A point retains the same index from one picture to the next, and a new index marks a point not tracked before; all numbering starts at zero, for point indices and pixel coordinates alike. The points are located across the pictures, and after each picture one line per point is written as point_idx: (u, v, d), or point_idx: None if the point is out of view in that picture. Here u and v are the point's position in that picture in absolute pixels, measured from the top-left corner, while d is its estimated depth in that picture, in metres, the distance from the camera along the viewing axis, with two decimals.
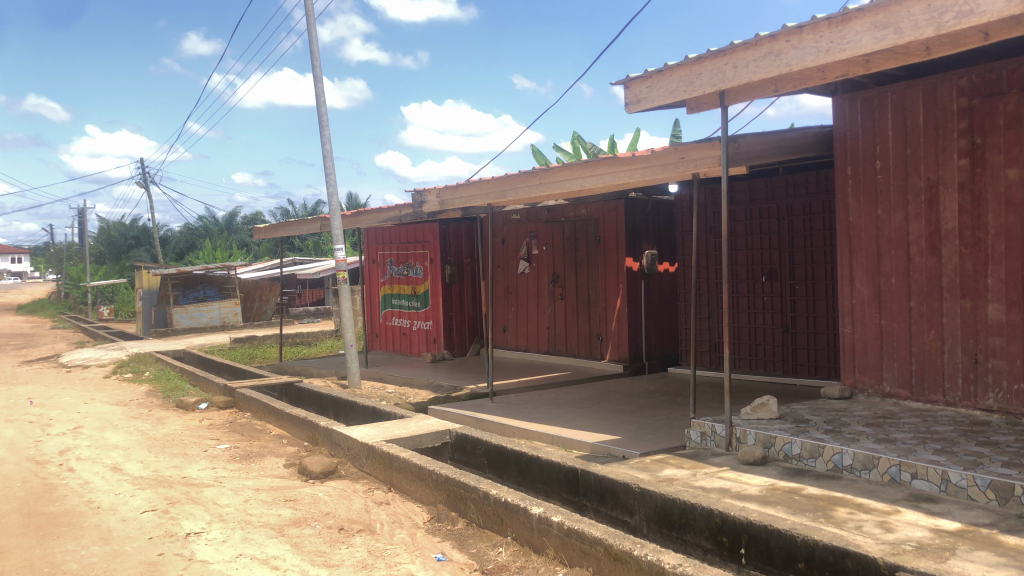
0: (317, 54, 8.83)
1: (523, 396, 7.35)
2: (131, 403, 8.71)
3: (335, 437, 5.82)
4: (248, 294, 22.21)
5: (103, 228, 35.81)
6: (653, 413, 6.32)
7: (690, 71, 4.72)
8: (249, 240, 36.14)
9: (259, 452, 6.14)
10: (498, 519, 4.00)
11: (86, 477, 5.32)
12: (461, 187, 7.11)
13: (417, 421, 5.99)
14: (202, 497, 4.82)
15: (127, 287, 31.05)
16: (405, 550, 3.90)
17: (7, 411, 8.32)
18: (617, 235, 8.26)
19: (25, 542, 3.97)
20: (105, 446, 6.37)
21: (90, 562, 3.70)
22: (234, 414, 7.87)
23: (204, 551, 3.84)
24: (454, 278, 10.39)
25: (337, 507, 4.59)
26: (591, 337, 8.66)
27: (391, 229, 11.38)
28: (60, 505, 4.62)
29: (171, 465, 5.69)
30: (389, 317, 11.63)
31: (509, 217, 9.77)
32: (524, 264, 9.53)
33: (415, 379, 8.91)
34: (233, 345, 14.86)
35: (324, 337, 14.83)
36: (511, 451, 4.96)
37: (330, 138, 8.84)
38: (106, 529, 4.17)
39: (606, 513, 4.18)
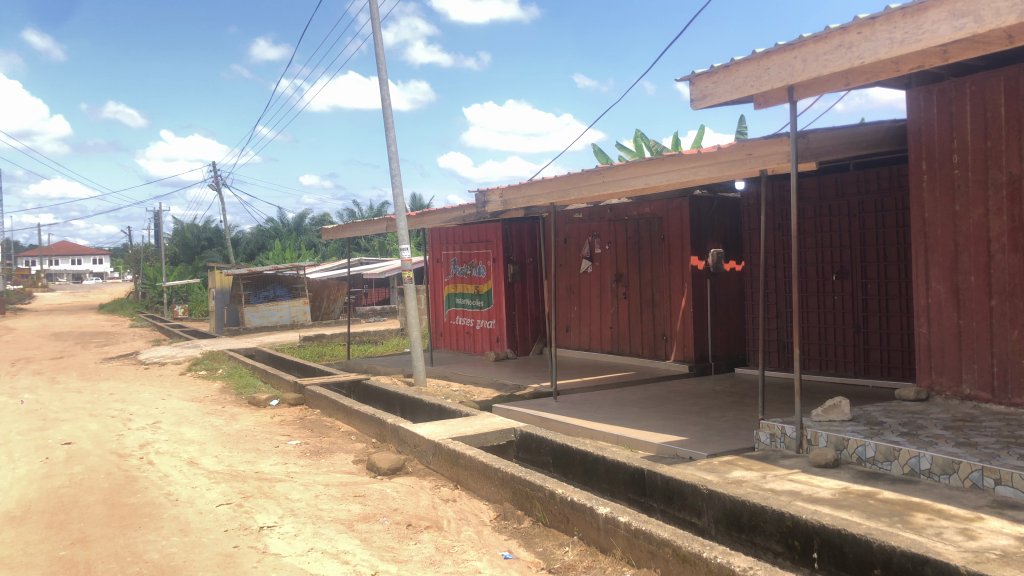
0: (382, 57, 8.97)
1: (587, 395, 7.32)
2: (206, 399, 8.97)
3: (402, 434, 5.89)
4: (316, 294, 22.67)
5: (178, 230, 36.99)
6: (720, 413, 6.23)
7: (757, 66, 4.63)
8: (317, 241, 36.85)
9: (329, 448, 6.26)
10: (564, 518, 3.99)
11: (165, 470, 5.51)
12: (524, 186, 7.12)
13: (481, 419, 6.02)
14: (273, 492, 4.93)
15: (201, 286, 32.03)
16: (472, 548, 3.92)
17: (90, 406, 8.66)
18: (682, 233, 8.17)
19: (109, 532, 4.13)
20: (181, 441, 6.57)
21: (170, 552, 3.82)
22: (304, 410, 8.03)
23: (277, 545, 3.93)
24: (517, 277, 10.41)
25: (405, 504, 4.65)
26: (655, 337, 8.58)
27: (454, 229, 11.47)
28: (142, 497, 4.79)
29: (244, 460, 5.84)
30: (454, 316, 11.72)
31: (572, 216, 9.77)
32: (586, 263, 9.50)
33: (479, 377, 8.96)
34: (302, 343, 15.19)
35: (389, 335, 15.05)
36: (577, 451, 4.94)
37: (395, 139, 8.96)
38: (185, 521, 4.31)
39: (673, 514, 4.14)
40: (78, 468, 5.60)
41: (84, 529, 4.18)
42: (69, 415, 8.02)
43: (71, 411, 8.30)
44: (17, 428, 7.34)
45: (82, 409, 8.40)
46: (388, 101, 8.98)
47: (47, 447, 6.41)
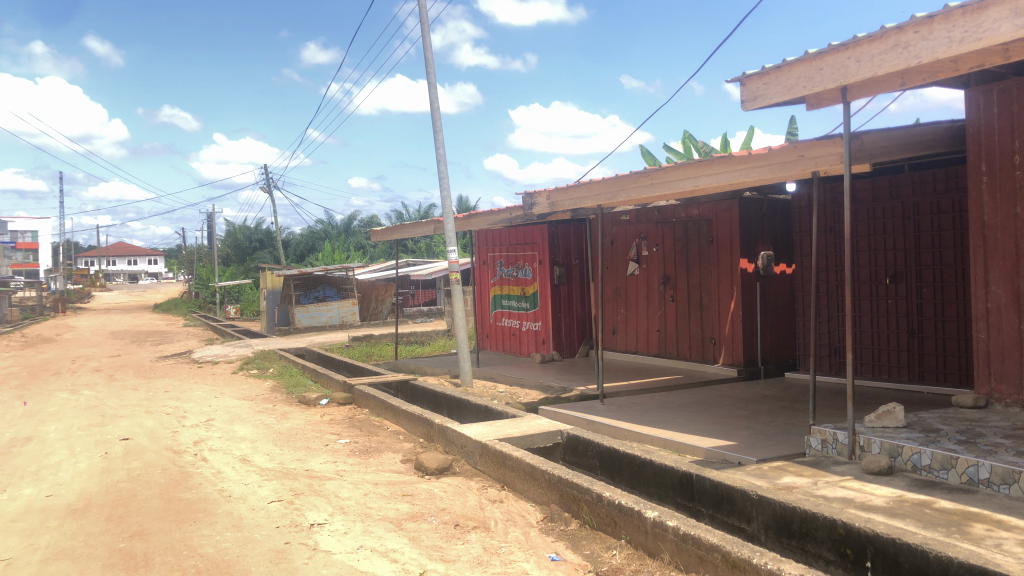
0: (431, 60, 9.04)
1: (634, 398, 7.29)
2: (257, 398, 9.13)
3: (449, 434, 5.93)
4: (365, 295, 22.94)
5: (230, 231, 37.69)
6: (769, 418, 6.15)
7: (810, 67, 4.56)
8: (366, 243, 37.25)
9: (377, 448, 6.33)
10: (612, 521, 3.98)
11: (218, 467, 5.62)
12: (572, 188, 7.10)
13: (529, 421, 6.03)
14: (324, 489, 5.00)
15: (253, 287, 32.62)
16: (520, 549, 3.93)
17: (147, 403, 8.87)
18: (731, 235, 8.08)
19: (166, 526, 4.23)
20: (234, 438, 6.70)
21: (224, 547, 3.90)
22: (352, 410, 8.13)
23: (327, 542, 3.99)
24: (563, 279, 10.38)
25: (452, 504, 4.68)
26: (703, 340, 8.49)
27: (501, 231, 11.51)
28: (196, 492, 4.90)
29: (294, 458, 5.94)
30: (500, 318, 11.75)
31: (619, 218, 9.74)
32: (633, 265, 9.46)
33: (526, 379, 8.97)
34: (351, 343, 15.38)
35: (436, 336, 15.15)
36: (624, 453, 4.92)
37: (443, 141, 9.02)
38: (238, 517, 4.39)
39: (722, 519, 4.10)
40: (136, 463, 5.75)
41: (141, 523, 4.28)
42: (127, 412, 8.24)
43: (129, 407, 8.52)
44: (77, 424, 7.57)
45: (138, 406, 8.61)
46: (437, 104, 9.05)
47: (106, 442, 6.60)
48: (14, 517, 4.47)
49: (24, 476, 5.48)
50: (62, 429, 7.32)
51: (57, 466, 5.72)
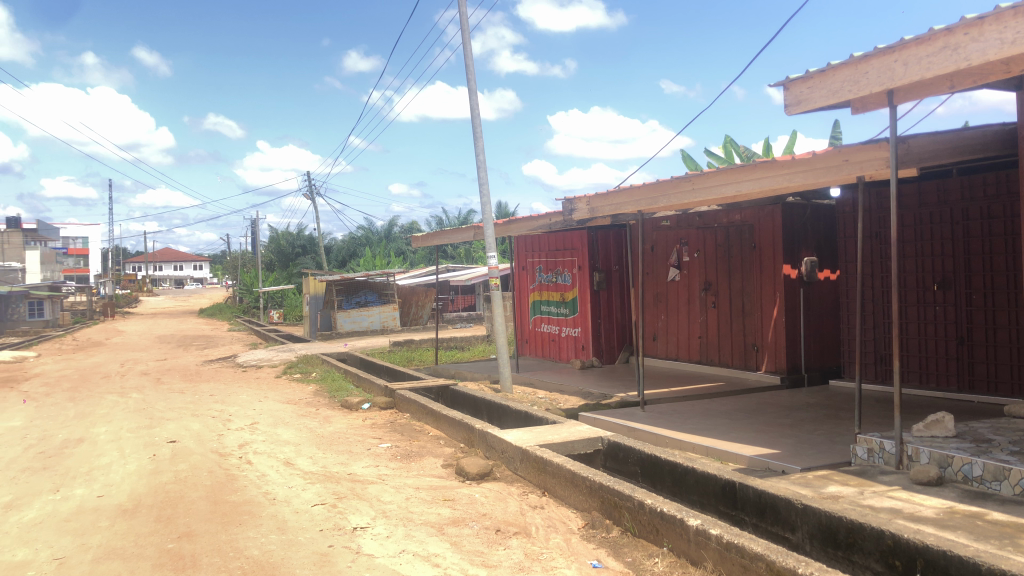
0: (471, 67, 9.09)
1: (675, 406, 7.23)
2: (300, 402, 9.25)
3: (490, 439, 5.95)
4: (405, 300, 23.10)
5: (274, 237, 38.24)
6: (813, 426, 6.06)
7: (855, 70, 4.50)
8: (406, 249, 37.52)
9: (418, 452, 6.37)
10: (654, 528, 3.95)
11: (262, 469, 5.71)
12: (612, 194, 7.08)
13: (569, 427, 6.02)
14: (366, 493, 5.05)
15: (295, 292, 33.05)
16: (561, 555, 3.92)
17: (193, 406, 9.04)
18: (774, 241, 7.99)
19: (212, 528, 4.30)
20: (278, 442, 6.79)
21: (269, 549, 3.96)
22: (394, 414, 8.19)
23: (370, 545, 4.02)
24: (603, 285, 10.33)
25: (493, 509, 4.69)
26: (746, 348, 8.40)
27: (540, 237, 11.52)
28: (242, 495, 4.97)
29: (337, 461, 6.00)
30: (539, 324, 11.75)
31: (659, 224, 9.69)
32: (674, 271, 9.40)
33: (565, 385, 8.95)
34: (391, 348, 15.50)
35: (475, 341, 15.19)
36: (666, 461, 4.89)
37: (483, 148, 9.06)
38: (282, 520, 4.45)
39: (766, 528, 4.05)
40: (183, 465, 5.86)
41: (189, 524, 4.36)
42: (174, 415, 8.40)
43: (176, 410, 8.69)
44: (127, 426, 7.74)
45: (185, 410, 8.77)
46: (477, 110, 9.09)
47: (154, 444, 6.73)
48: (68, 516, 4.58)
49: (76, 477, 5.61)
50: (112, 430, 7.49)
51: (108, 467, 5.86)
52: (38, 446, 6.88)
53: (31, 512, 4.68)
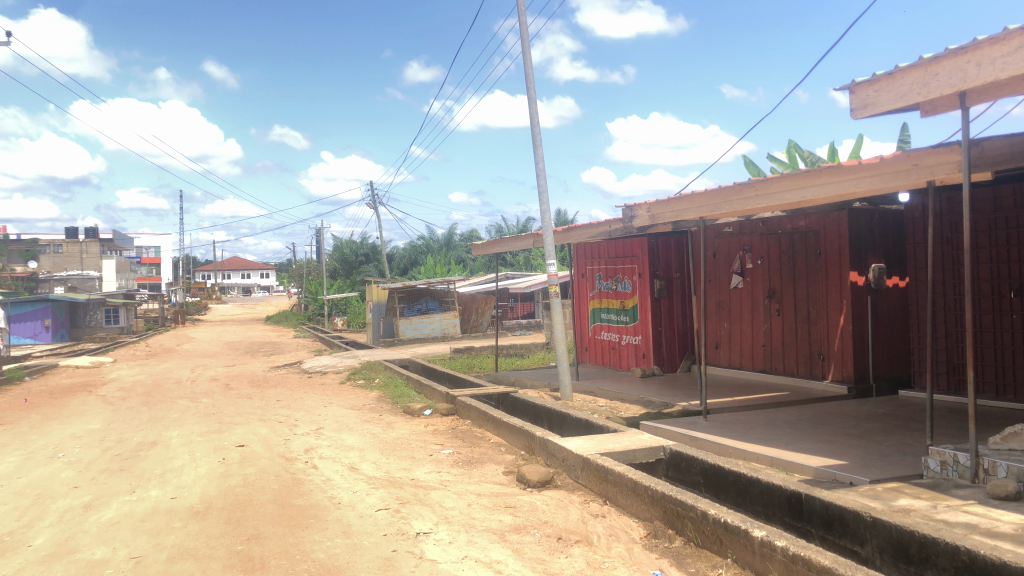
0: (531, 75, 9.14)
1: (738, 415, 7.13)
2: (364, 408, 9.39)
3: (551, 447, 5.95)
4: (466, 307, 23.28)
5: (337, 246, 38.95)
6: (883, 438, 5.90)
7: (925, 72, 4.39)
8: (466, 257, 37.76)
9: (479, 458, 6.40)
10: (717, 539, 3.91)
11: (327, 474, 5.81)
12: (672, 201, 7.02)
13: (630, 436, 5.98)
14: (428, 499, 5.10)
15: (358, 300, 33.60)
16: (623, 565, 3.90)
17: (260, 411, 9.25)
18: (840, 246, 7.81)
19: (280, 531, 4.40)
20: (342, 447, 6.91)
21: (335, 552, 4.03)
22: (455, 420, 8.25)
23: (433, 551, 4.07)
24: (664, 292, 10.22)
25: (555, 517, 4.69)
26: (811, 356, 8.24)
27: (601, 244, 11.49)
28: (308, 499, 5.07)
29: (400, 467, 6.08)
30: (599, 331, 11.71)
31: (722, 230, 9.59)
32: (737, 278, 9.28)
33: (626, 394, 8.90)
34: (453, 355, 15.64)
35: (535, 348, 15.22)
36: (729, 471, 4.82)
37: (543, 156, 9.09)
38: (347, 524, 4.53)
39: (834, 541, 3.97)
40: (251, 469, 6.01)
41: (258, 526, 4.47)
42: (242, 420, 8.61)
43: (244, 415, 8.91)
44: (197, 430, 7.96)
45: (253, 414, 8.99)
46: (537, 119, 9.13)
47: (224, 448, 6.92)
48: (143, 516, 4.74)
49: (150, 478, 5.80)
50: (183, 434, 7.71)
51: (180, 470, 6.04)
52: (114, 448, 7.13)
53: (109, 512, 4.86)
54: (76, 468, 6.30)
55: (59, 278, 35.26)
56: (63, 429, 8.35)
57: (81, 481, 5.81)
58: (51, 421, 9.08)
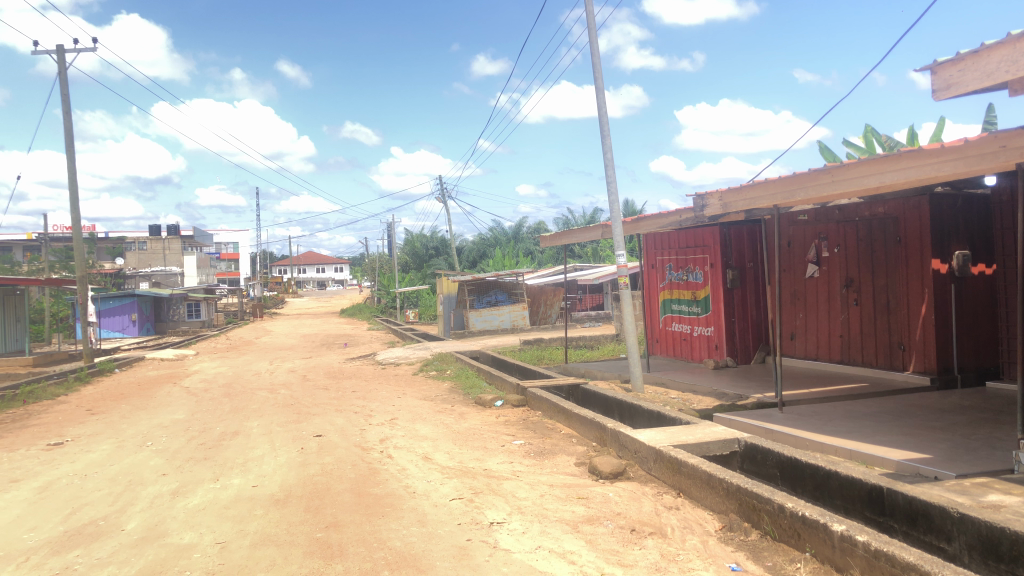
0: (599, 65, 9.07)
1: (815, 407, 6.97)
2: (437, 399, 9.52)
3: (623, 438, 5.92)
4: (534, 299, 23.35)
5: (408, 239, 39.45)
6: (969, 431, 5.69)
7: (1013, 49, 4.18)
8: (534, 249, 37.81)
9: (551, 450, 6.42)
10: (795, 532, 3.83)
11: (402, 463, 5.92)
12: (745, 189, 6.88)
13: (704, 428, 5.92)
14: (502, 489, 5.14)
15: (429, 292, 34.00)
16: (698, 557, 3.87)
17: (336, 402, 9.46)
18: (920, 233, 7.55)
19: (357, 519, 4.49)
20: (416, 437, 7.01)
21: (410, 541, 4.10)
22: (526, 411, 8.28)
23: (506, 541, 4.10)
24: (737, 283, 10.02)
25: (627, 508, 4.68)
26: (891, 346, 8.00)
27: (671, 235, 11.37)
28: (384, 488, 5.17)
29: (473, 457, 6.14)
30: (670, 323, 11.59)
31: (796, 219, 9.38)
32: (813, 267, 9.06)
33: (699, 385, 8.79)
34: (523, 346, 15.70)
35: (605, 340, 15.15)
36: (807, 464, 4.72)
37: (611, 146, 9.03)
38: (422, 513, 4.60)
39: (919, 537, 3.85)
40: (329, 458, 6.16)
41: (336, 514, 4.58)
42: (320, 410, 8.82)
43: (321, 406, 9.12)
44: (276, 420, 8.19)
45: (329, 405, 9.20)
46: (605, 109, 9.06)
47: (302, 438, 7.10)
48: (227, 503, 4.90)
49: (233, 467, 5.99)
50: (264, 425, 7.94)
51: (261, 459, 6.22)
52: (199, 438, 7.39)
53: (195, 499, 5.04)
54: (163, 456, 6.56)
55: (145, 274, 36.70)
56: (151, 419, 8.69)
57: (169, 469, 6.05)
58: (140, 412, 9.46)
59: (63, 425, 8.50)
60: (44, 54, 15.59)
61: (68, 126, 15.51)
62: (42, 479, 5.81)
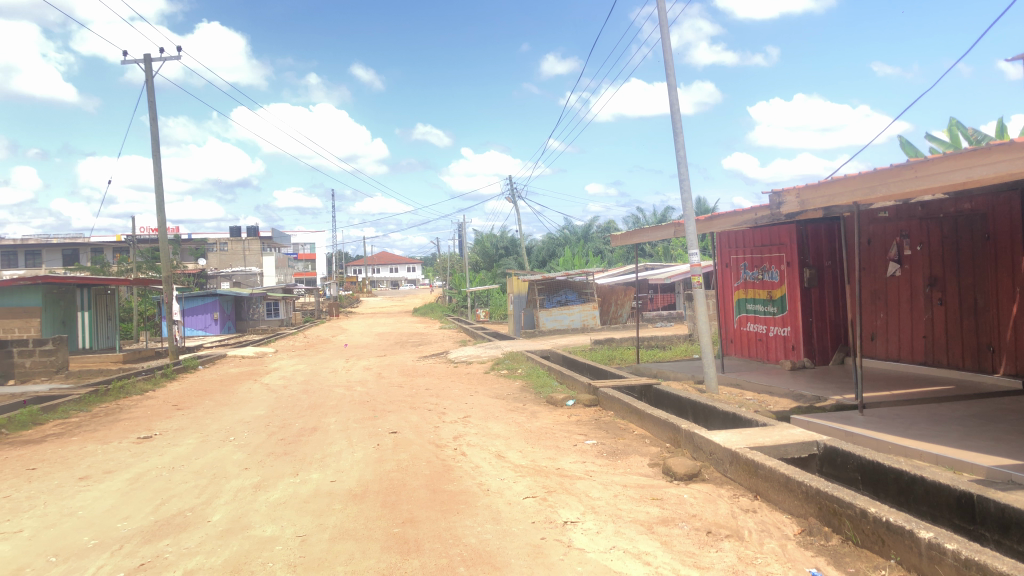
0: (671, 61, 8.97)
1: (898, 410, 6.76)
2: (509, 397, 9.57)
3: (697, 440, 5.85)
4: (605, 299, 23.25)
5: (478, 239, 39.76)
6: None
7: None
8: (604, 248, 37.62)
9: (624, 450, 6.38)
10: (879, 539, 3.73)
11: (476, 461, 5.97)
12: (823, 186, 6.70)
13: (781, 430, 5.79)
14: (575, 488, 5.14)
15: (500, 292, 34.20)
16: (777, 561, 3.80)
17: (410, 400, 9.61)
18: (1010, 230, 7.24)
19: (433, 515, 4.55)
20: (489, 435, 7.07)
21: (485, 538, 4.14)
22: (598, 411, 8.26)
23: (581, 540, 4.10)
24: (814, 282, 9.79)
25: (703, 510, 4.62)
26: (979, 348, 7.70)
27: (746, 233, 11.18)
28: (458, 485, 5.22)
29: (545, 456, 6.15)
30: (745, 323, 11.39)
31: (877, 216, 9.11)
32: (894, 265, 8.78)
33: (775, 387, 8.61)
34: (594, 346, 15.66)
35: (677, 340, 14.99)
36: (890, 468, 4.59)
37: (684, 143, 8.92)
38: (496, 510, 4.64)
39: (1012, 547, 3.71)
40: (404, 455, 6.25)
41: (412, 510, 4.65)
42: (395, 408, 8.96)
43: (396, 403, 9.27)
44: (353, 417, 8.36)
45: (404, 402, 9.35)
46: (677, 106, 8.96)
47: (378, 435, 7.23)
48: (307, 498, 5.02)
49: (312, 462, 6.14)
50: (341, 421, 8.11)
51: (339, 455, 6.35)
52: (279, 434, 7.59)
53: (276, 493, 5.18)
54: (246, 451, 6.77)
55: (226, 274, 37.95)
56: (233, 415, 8.97)
57: (251, 463, 6.23)
58: (223, 407, 9.79)
59: (152, 420, 8.84)
60: (131, 63, 16.23)
61: (154, 131, 16.10)
62: (133, 471, 6.05)
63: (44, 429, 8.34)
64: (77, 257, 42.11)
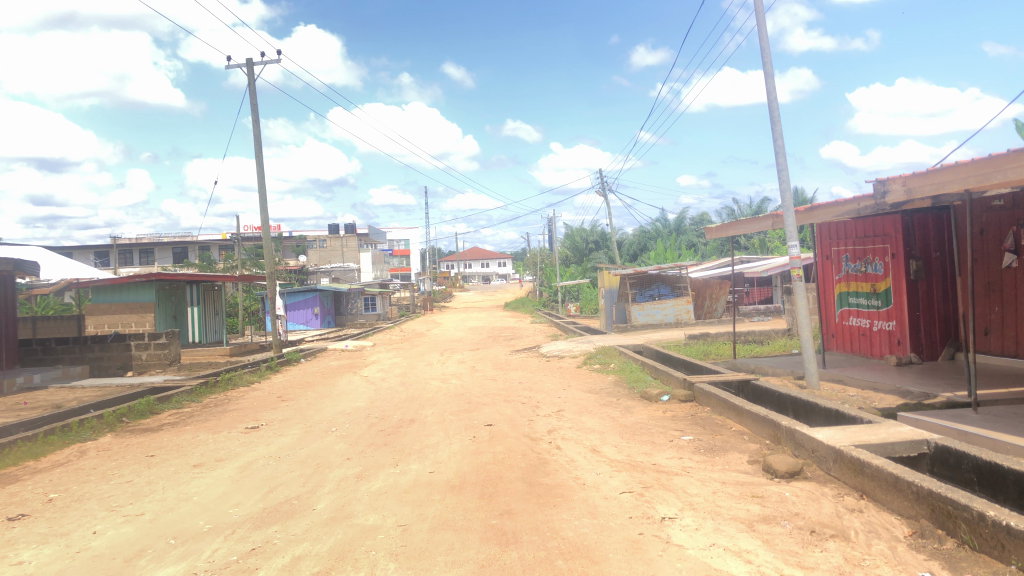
0: (768, 48, 8.74)
1: (1015, 408, 6.41)
2: (603, 392, 9.54)
3: (799, 437, 5.70)
4: (699, 293, 22.94)
5: (569, 234, 39.71)
6: None
7: None
8: (698, 241, 37.00)
9: (722, 446, 6.27)
10: (999, 544, 3.55)
11: (571, 455, 5.98)
12: (931, 173, 6.40)
13: (888, 428, 5.57)
14: (672, 484, 5.09)
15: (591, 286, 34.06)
16: (886, 564, 3.66)
17: (504, 393, 9.69)
18: None
19: (530, 507, 4.58)
20: (583, 429, 7.06)
21: (583, 531, 4.14)
22: (694, 407, 8.14)
23: (679, 536, 4.05)
24: (922, 274, 9.36)
25: (806, 509, 4.49)
26: None
27: (847, 224, 10.79)
28: (554, 478, 5.24)
29: (641, 451, 6.10)
30: (846, 317, 11.02)
31: (991, 204, 8.64)
32: (1010, 256, 8.31)
33: (880, 383, 8.30)
34: (688, 341, 15.43)
35: (775, 335, 14.62)
36: (1009, 469, 4.36)
37: (781, 132, 8.67)
38: (593, 504, 4.63)
39: None
40: (499, 447, 6.32)
41: (509, 502, 4.68)
42: (489, 400, 9.06)
43: (490, 396, 9.37)
44: (449, 409, 8.49)
45: (498, 396, 9.44)
46: (774, 93, 8.71)
47: (474, 427, 7.32)
48: (407, 488, 5.13)
49: (411, 453, 6.26)
50: (437, 414, 8.25)
51: (436, 446, 6.47)
52: (378, 425, 7.79)
53: (377, 482, 5.32)
54: (347, 441, 6.97)
55: (324, 270, 39.05)
56: (335, 407, 9.25)
57: (352, 453, 6.40)
58: (324, 399, 10.10)
59: (258, 411, 9.20)
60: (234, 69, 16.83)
61: (256, 133, 16.71)
62: (242, 460, 6.31)
63: (161, 419, 8.79)
64: (187, 255, 44.14)
